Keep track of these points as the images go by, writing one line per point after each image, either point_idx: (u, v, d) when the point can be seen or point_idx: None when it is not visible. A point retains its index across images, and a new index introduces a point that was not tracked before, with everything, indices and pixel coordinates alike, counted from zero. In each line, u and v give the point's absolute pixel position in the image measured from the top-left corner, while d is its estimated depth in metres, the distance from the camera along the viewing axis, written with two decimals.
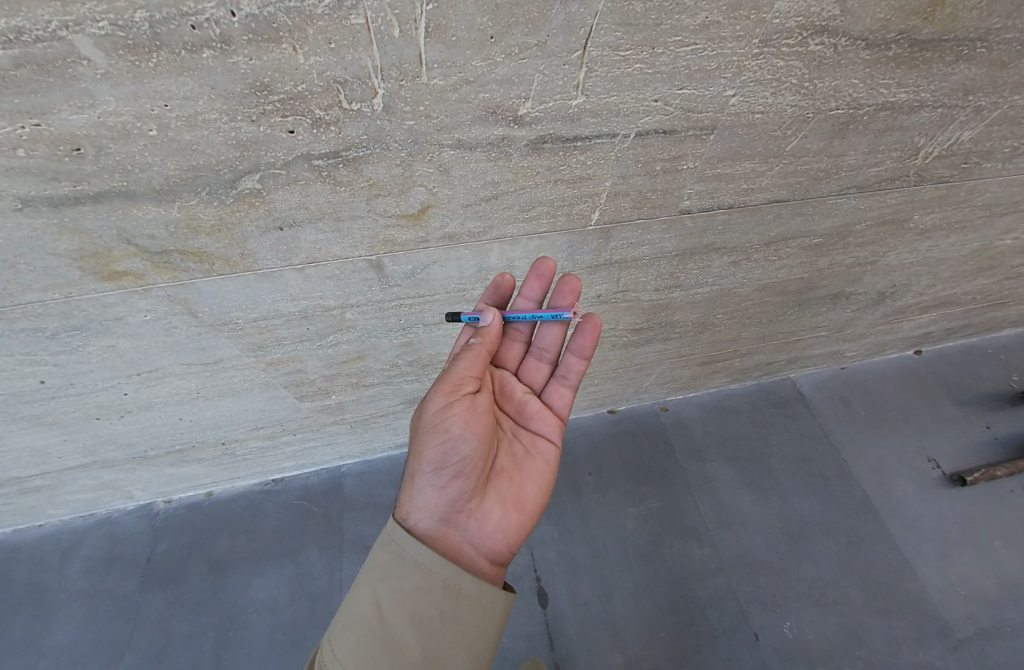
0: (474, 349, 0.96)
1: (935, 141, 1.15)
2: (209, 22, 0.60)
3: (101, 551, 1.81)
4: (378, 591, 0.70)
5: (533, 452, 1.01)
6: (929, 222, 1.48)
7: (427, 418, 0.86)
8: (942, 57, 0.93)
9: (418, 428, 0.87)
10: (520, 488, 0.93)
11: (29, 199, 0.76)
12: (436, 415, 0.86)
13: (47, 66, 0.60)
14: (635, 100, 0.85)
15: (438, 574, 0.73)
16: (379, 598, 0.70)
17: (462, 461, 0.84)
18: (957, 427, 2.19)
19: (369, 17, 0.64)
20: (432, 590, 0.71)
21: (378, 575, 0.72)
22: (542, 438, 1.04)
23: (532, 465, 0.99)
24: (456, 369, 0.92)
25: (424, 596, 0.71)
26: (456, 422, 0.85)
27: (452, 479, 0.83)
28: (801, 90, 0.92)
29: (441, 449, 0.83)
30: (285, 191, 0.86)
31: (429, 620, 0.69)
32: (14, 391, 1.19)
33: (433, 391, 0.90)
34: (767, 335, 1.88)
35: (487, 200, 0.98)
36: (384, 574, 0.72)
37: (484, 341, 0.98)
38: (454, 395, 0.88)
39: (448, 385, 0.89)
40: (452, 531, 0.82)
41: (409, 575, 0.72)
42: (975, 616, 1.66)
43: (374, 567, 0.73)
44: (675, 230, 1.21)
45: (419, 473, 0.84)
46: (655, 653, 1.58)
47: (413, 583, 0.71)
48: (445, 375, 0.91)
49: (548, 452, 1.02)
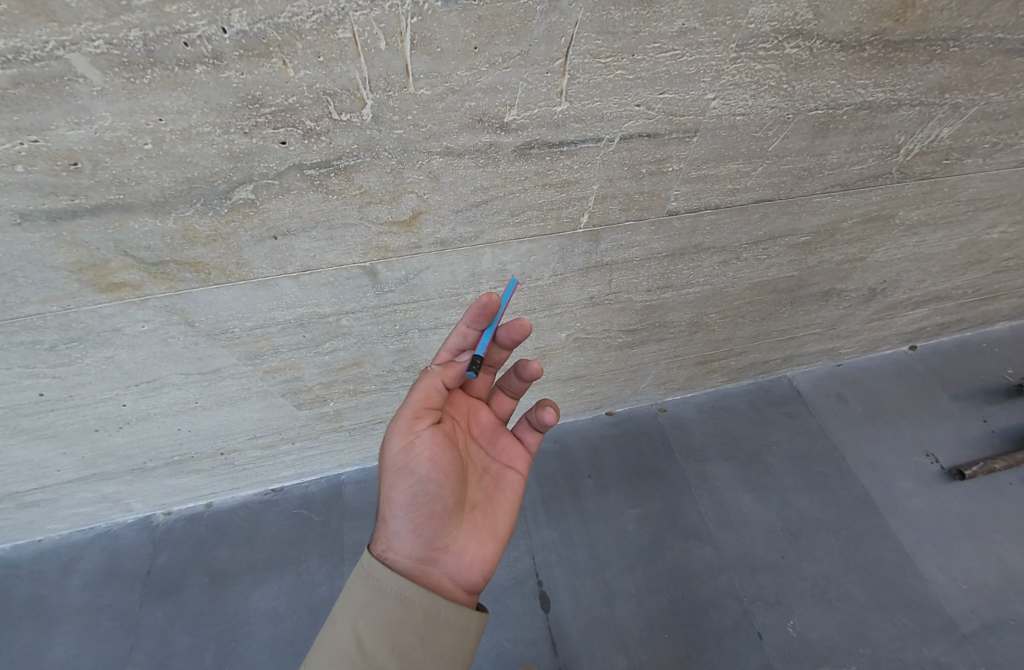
0: (431, 377, 0.93)
1: (915, 139, 1.18)
2: (201, 39, 0.62)
3: (100, 564, 1.81)
4: (359, 625, 0.71)
5: (504, 480, 1.02)
6: (915, 217, 1.50)
7: (390, 457, 0.86)
8: (915, 57, 0.96)
9: (383, 470, 0.87)
10: (493, 518, 0.95)
11: (28, 213, 0.78)
12: (400, 454, 0.86)
13: (45, 84, 0.62)
14: (618, 106, 0.87)
15: (419, 604, 0.75)
16: (359, 631, 0.70)
17: (435, 497, 0.85)
18: (954, 422, 2.20)
19: (356, 32, 0.66)
20: (413, 619, 0.73)
21: (358, 609, 0.73)
22: (512, 468, 1.04)
23: (504, 494, 1.00)
24: (411, 400, 0.91)
25: (405, 625, 0.72)
26: (423, 460, 0.86)
27: (426, 518, 0.84)
28: (780, 92, 0.95)
29: (413, 488, 0.84)
30: (279, 201, 0.88)
31: (410, 648, 0.71)
32: (13, 405, 1.20)
33: (392, 429, 0.89)
34: (760, 333, 1.90)
35: (477, 205, 1.00)
36: (363, 607, 0.73)
37: (440, 370, 0.94)
38: (413, 431, 0.88)
39: (405, 421, 0.89)
40: (429, 567, 0.83)
41: (390, 607, 0.73)
42: (978, 611, 1.66)
43: (353, 601, 0.74)
44: (664, 231, 1.23)
45: (391, 515, 0.84)
46: (658, 655, 1.57)
47: (393, 614, 0.73)
48: (402, 410, 0.90)
49: (517, 483, 1.02)
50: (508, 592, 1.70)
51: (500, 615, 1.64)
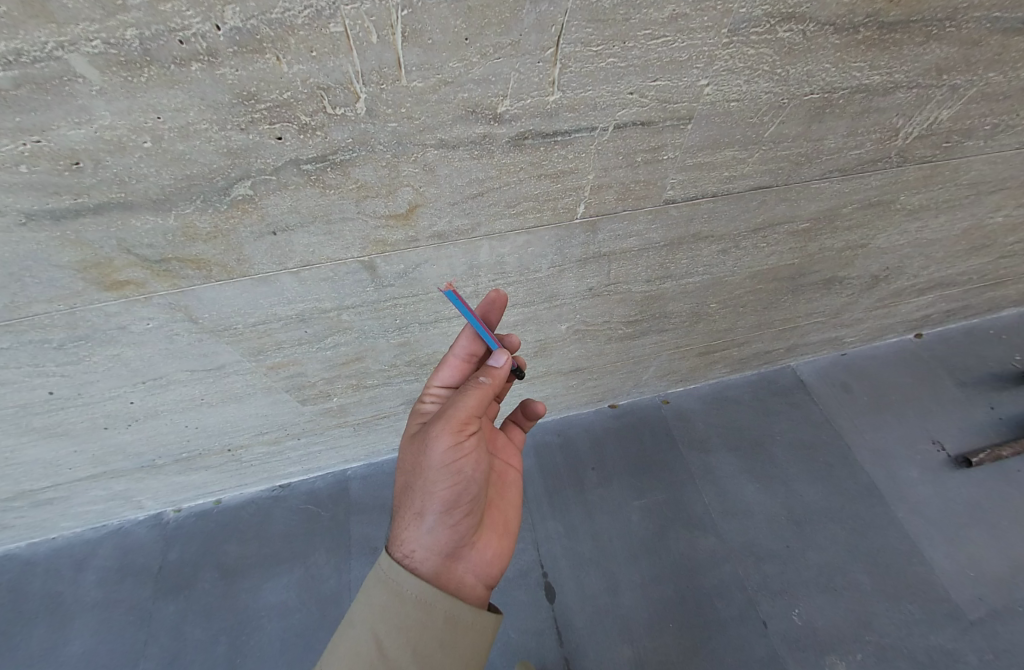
0: (484, 388, 0.88)
1: (914, 122, 1.17)
2: (196, 37, 0.63)
3: (114, 561, 1.85)
4: (377, 629, 0.74)
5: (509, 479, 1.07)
6: (916, 202, 1.49)
7: (434, 460, 0.83)
8: (911, 39, 0.95)
9: (423, 469, 0.83)
10: (505, 514, 1.00)
11: (33, 213, 0.79)
12: (445, 458, 0.83)
13: (45, 85, 0.63)
14: (611, 94, 0.88)
15: (440, 609, 0.77)
16: (380, 636, 0.73)
17: (470, 500, 0.87)
18: (961, 409, 2.19)
19: (348, 26, 0.67)
20: (432, 623, 0.76)
21: (377, 614, 0.75)
22: (513, 466, 1.08)
23: (513, 492, 1.05)
24: (462, 405, 0.86)
25: (425, 630, 0.75)
26: (467, 465, 0.85)
27: (460, 517, 0.86)
28: (774, 77, 0.94)
29: (453, 491, 0.84)
30: (277, 197, 0.89)
31: (430, 652, 0.74)
32: (24, 404, 1.23)
33: (438, 429, 0.84)
34: (763, 322, 1.89)
35: (473, 197, 1.00)
36: (383, 611, 0.76)
37: (496, 382, 0.90)
38: (462, 435, 0.85)
39: (455, 425, 0.84)
40: (456, 564, 0.85)
41: (409, 612, 0.76)
42: (986, 597, 1.66)
43: (372, 605, 0.77)
44: (661, 220, 1.23)
45: (427, 514, 0.83)
46: (664, 644, 1.58)
47: (414, 618, 0.76)
48: (452, 413, 0.85)
49: (517, 480, 1.07)
50: (514, 583, 1.71)
51: (506, 605, 1.66)
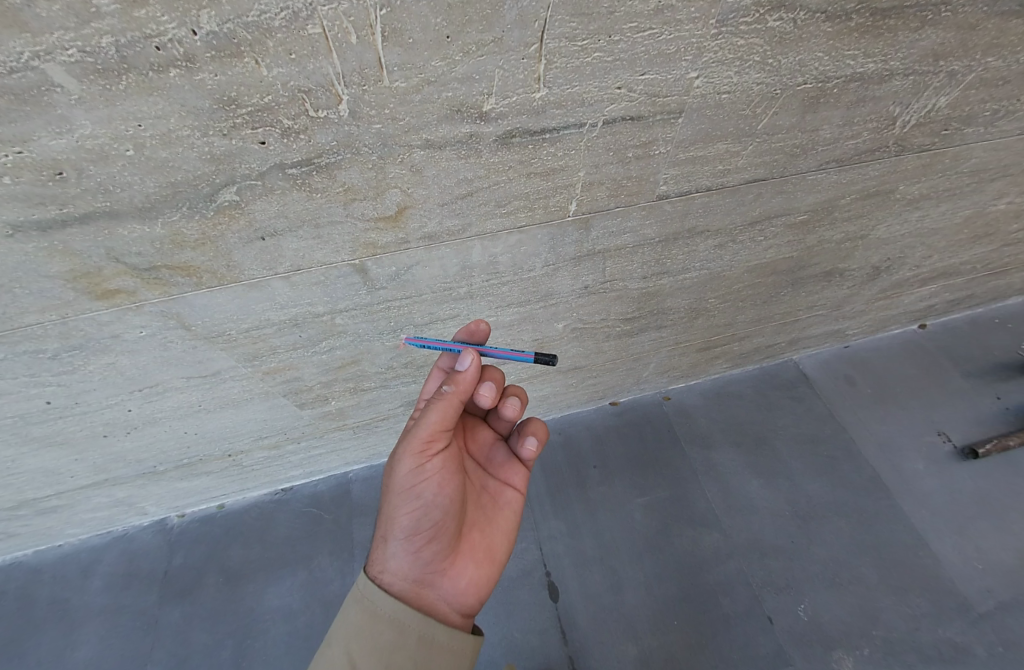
0: (447, 398, 0.88)
1: (911, 110, 1.15)
2: (172, 43, 0.62)
3: (119, 567, 1.86)
4: (352, 648, 0.75)
5: (501, 501, 1.06)
6: (917, 191, 1.46)
7: (397, 481, 0.86)
8: (906, 24, 0.93)
9: (388, 491, 0.87)
10: (488, 539, 0.98)
11: (20, 225, 0.79)
12: (407, 480, 0.86)
13: (24, 95, 0.63)
14: (598, 89, 0.86)
15: (413, 628, 0.79)
16: (353, 654, 0.75)
17: (435, 525, 0.88)
18: (966, 400, 2.16)
19: (326, 26, 0.65)
20: (407, 643, 0.77)
21: (352, 633, 0.77)
22: (510, 486, 1.08)
23: (501, 515, 1.03)
24: (426, 423, 0.87)
25: (399, 649, 0.76)
26: (429, 487, 0.87)
27: (425, 544, 0.87)
28: (765, 67, 0.92)
29: (415, 515, 0.86)
30: (263, 202, 0.89)
31: None
32: (22, 414, 1.23)
33: (402, 449, 0.88)
34: (763, 316, 1.87)
35: (463, 197, 0.99)
36: (358, 631, 0.78)
37: (459, 390, 0.88)
38: (424, 456, 0.87)
39: (417, 444, 0.87)
40: (427, 590, 0.86)
41: (385, 632, 0.77)
42: (994, 590, 1.63)
43: (349, 626, 0.78)
44: (656, 215, 1.21)
45: (392, 537, 0.86)
46: (667, 642, 1.57)
47: (388, 639, 0.77)
48: (414, 433, 0.88)
49: (513, 501, 1.07)
50: (517, 583, 1.71)
51: (508, 606, 1.66)
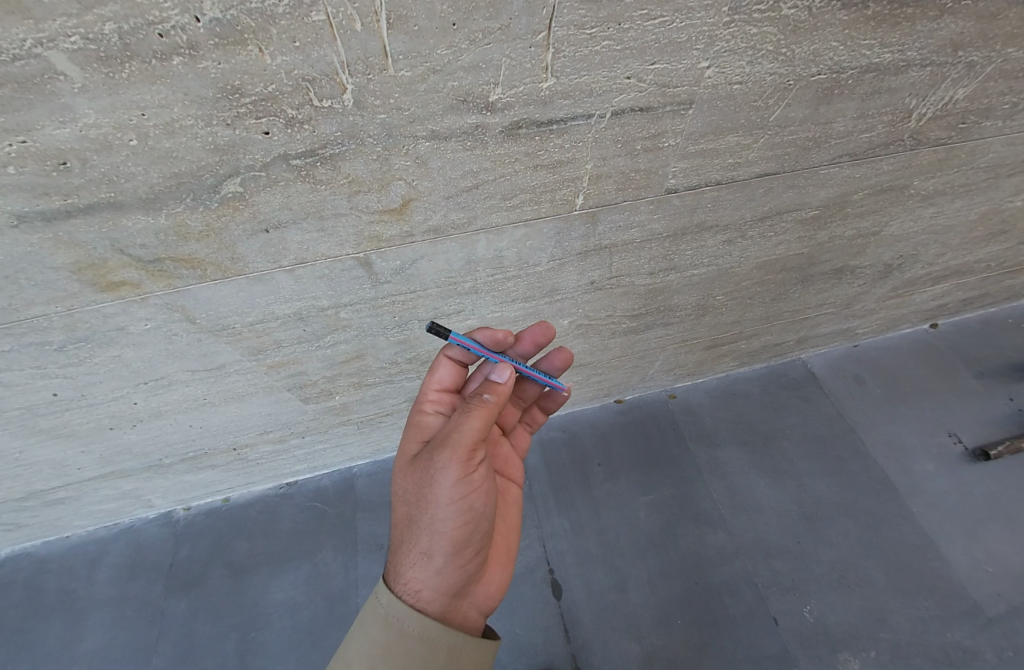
0: (489, 406, 0.86)
1: (928, 101, 1.12)
2: (176, 29, 0.61)
3: (126, 558, 1.87)
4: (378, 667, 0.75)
5: (508, 499, 1.09)
6: (931, 187, 1.43)
7: (444, 495, 0.81)
8: (925, 13, 0.90)
9: (432, 505, 0.81)
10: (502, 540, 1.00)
11: (25, 215, 0.79)
12: (455, 494, 0.81)
13: (27, 83, 0.62)
14: (606, 79, 0.84)
15: (442, 643, 0.79)
16: None
17: (477, 536, 0.86)
18: (978, 401, 2.12)
19: (330, 13, 0.64)
20: (435, 658, 0.78)
21: (377, 652, 0.77)
22: (513, 482, 1.12)
23: (508, 513, 1.06)
24: (472, 433, 0.83)
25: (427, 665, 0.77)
26: (476, 500, 0.84)
27: (466, 556, 0.85)
28: (779, 57, 0.90)
29: (460, 529, 0.83)
30: (267, 193, 0.88)
31: None
32: (29, 405, 1.24)
33: (446, 461, 0.81)
34: (772, 314, 1.84)
35: (468, 190, 0.98)
36: (382, 648, 0.77)
37: (500, 399, 0.89)
38: (469, 467, 0.83)
39: (462, 456, 0.82)
40: (459, 602, 0.86)
41: (411, 648, 0.77)
42: (1005, 594, 1.61)
43: (371, 642, 0.78)
44: (664, 210, 1.20)
45: (434, 553, 0.82)
46: (671, 641, 1.56)
47: (416, 656, 0.77)
48: (458, 443, 0.82)
49: (517, 496, 1.11)
50: (521, 580, 1.70)
51: (512, 603, 1.66)
